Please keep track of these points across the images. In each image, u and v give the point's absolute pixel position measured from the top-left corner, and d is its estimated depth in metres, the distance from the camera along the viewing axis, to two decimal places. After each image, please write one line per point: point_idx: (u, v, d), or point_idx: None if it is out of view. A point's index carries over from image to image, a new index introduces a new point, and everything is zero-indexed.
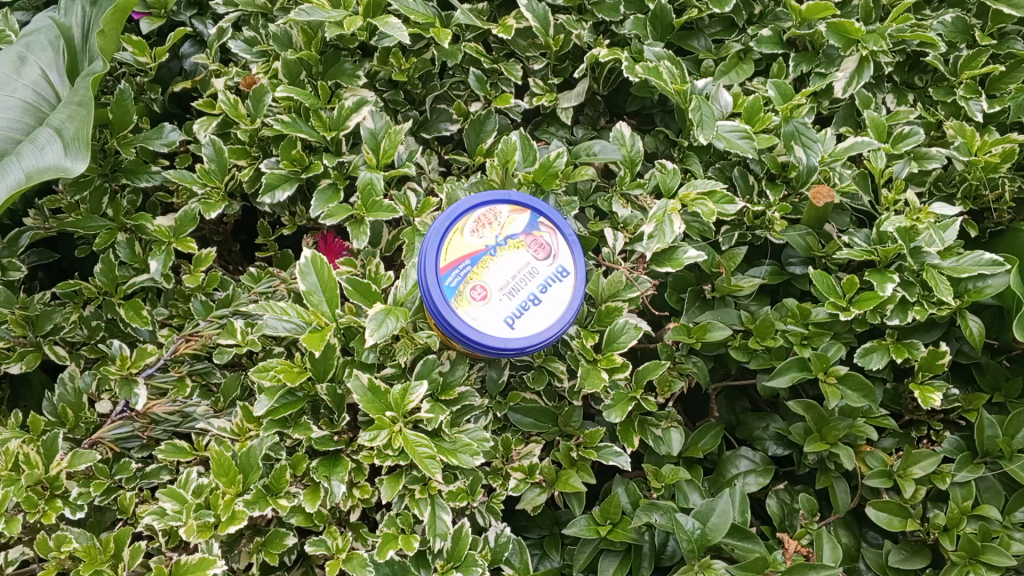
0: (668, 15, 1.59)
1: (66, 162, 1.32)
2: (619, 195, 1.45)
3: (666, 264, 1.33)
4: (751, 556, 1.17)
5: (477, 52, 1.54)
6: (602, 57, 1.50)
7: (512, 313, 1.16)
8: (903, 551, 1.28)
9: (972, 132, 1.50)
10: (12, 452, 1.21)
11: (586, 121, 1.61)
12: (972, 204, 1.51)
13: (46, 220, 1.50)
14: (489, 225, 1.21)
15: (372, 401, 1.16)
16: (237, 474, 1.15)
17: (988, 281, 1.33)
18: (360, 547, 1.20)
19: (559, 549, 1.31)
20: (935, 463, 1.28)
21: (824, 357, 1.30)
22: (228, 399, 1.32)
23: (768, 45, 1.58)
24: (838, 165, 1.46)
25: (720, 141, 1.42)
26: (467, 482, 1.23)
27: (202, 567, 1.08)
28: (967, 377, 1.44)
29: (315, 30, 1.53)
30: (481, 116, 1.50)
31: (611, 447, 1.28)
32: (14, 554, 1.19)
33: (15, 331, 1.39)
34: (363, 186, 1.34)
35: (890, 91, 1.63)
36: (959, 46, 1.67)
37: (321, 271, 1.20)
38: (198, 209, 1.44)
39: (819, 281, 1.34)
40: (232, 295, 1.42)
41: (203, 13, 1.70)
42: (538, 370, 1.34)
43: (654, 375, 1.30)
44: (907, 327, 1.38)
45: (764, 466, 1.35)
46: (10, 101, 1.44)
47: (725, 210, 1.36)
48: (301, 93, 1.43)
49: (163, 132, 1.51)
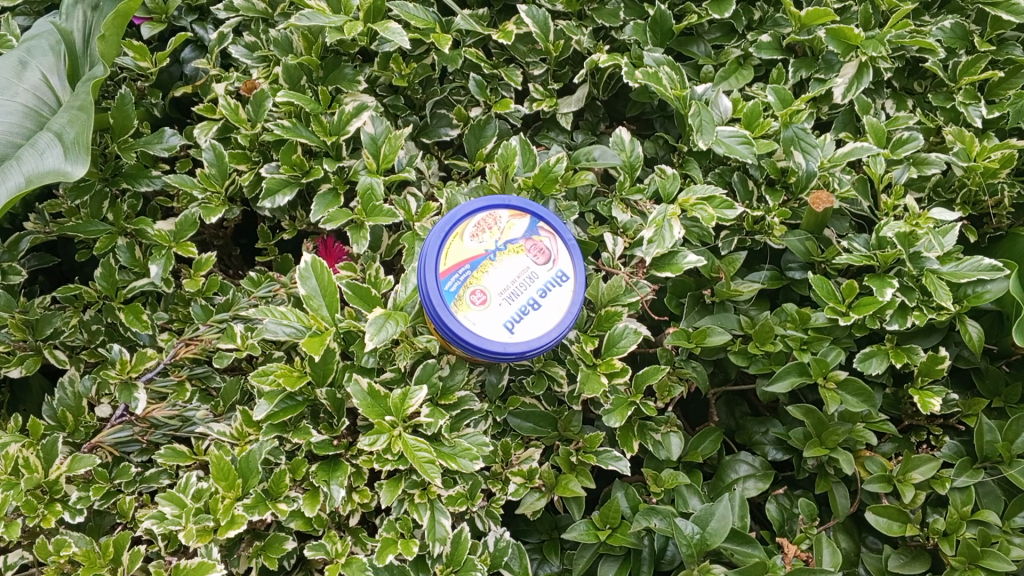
0: (668, 21, 1.59)
1: (67, 166, 1.32)
2: (619, 200, 1.46)
3: (666, 269, 1.34)
4: (751, 560, 1.17)
5: (477, 57, 1.55)
6: (602, 63, 1.50)
7: (512, 317, 1.17)
8: (902, 556, 1.28)
9: (971, 138, 1.51)
10: (12, 456, 1.21)
11: (586, 126, 1.62)
12: (971, 209, 1.51)
13: (47, 224, 1.50)
14: (489, 230, 1.21)
15: (372, 405, 1.16)
16: (236, 478, 1.15)
17: (988, 287, 1.34)
18: (359, 551, 1.20)
19: (558, 553, 1.31)
20: (935, 468, 1.28)
21: (824, 361, 1.31)
22: (228, 403, 1.32)
23: (767, 51, 1.59)
24: (838, 170, 1.46)
25: (720, 146, 1.42)
26: (467, 487, 1.23)
27: (202, 571, 1.08)
28: (966, 382, 1.44)
29: (315, 35, 1.53)
30: (482, 121, 1.51)
31: (611, 452, 1.29)
32: (14, 558, 1.19)
33: (14, 335, 1.38)
34: (364, 191, 1.35)
35: (889, 97, 1.63)
36: (958, 52, 1.67)
37: (321, 275, 1.20)
38: (199, 213, 1.44)
39: (819, 286, 1.34)
40: (233, 299, 1.42)
41: (204, 18, 1.71)
42: (538, 375, 1.34)
43: (654, 380, 1.30)
44: (907, 332, 1.38)
45: (764, 470, 1.34)
46: (10, 105, 1.44)
47: (725, 215, 1.35)
48: (301, 97, 1.43)
49: (164, 136, 1.51)
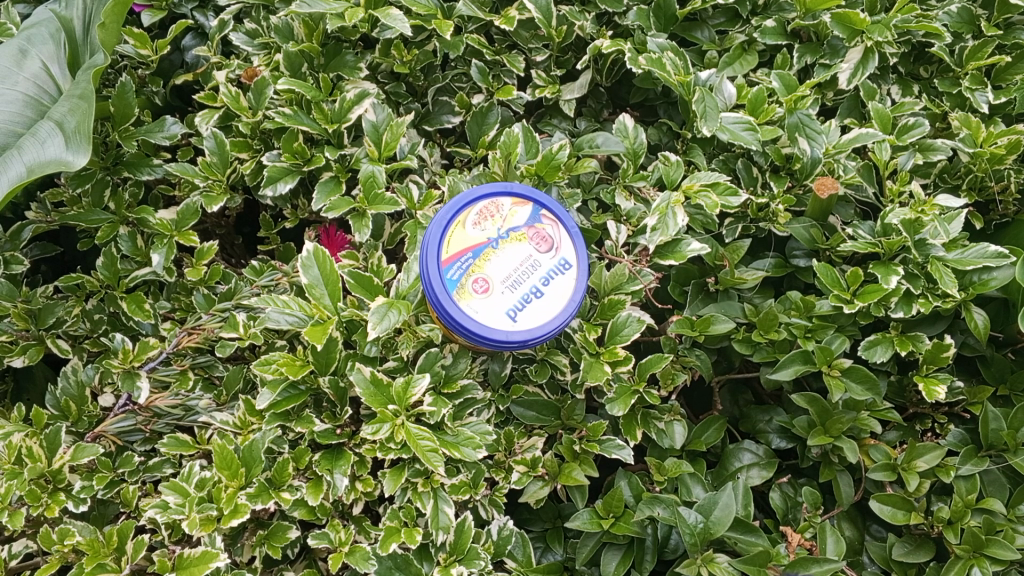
0: (671, 7, 1.58)
1: (67, 155, 1.31)
2: (622, 187, 1.45)
3: (669, 257, 1.33)
4: (755, 549, 1.16)
5: (479, 44, 1.54)
6: (605, 48, 1.49)
7: (515, 306, 1.16)
8: (906, 545, 1.27)
9: (977, 123, 1.50)
10: (15, 446, 1.20)
11: (589, 113, 1.61)
12: (977, 195, 1.50)
13: (48, 213, 1.50)
14: (491, 218, 1.21)
15: (374, 394, 1.15)
16: (240, 467, 1.15)
17: (993, 274, 1.33)
18: (362, 540, 1.20)
19: (561, 541, 1.31)
20: (939, 456, 1.28)
21: (828, 350, 1.30)
22: (231, 392, 1.32)
23: (772, 36, 1.57)
24: (843, 156, 1.45)
25: (723, 132, 1.41)
26: (470, 476, 1.23)
27: (205, 561, 1.08)
28: (971, 369, 1.44)
29: (315, 22, 1.52)
30: (483, 107, 1.50)
31: (614, 440, 1.28)
32: (18, 547, 1.19)
33: (17, 325, 1.38)
34: (365, 178, 1.34)
35: (895, 82, 1.62)
36: (964, 36, 1.66)
37: (323, 264, 1.19)
38: (200, 202, 1.44)
39: (823, 274, 1.34)
40: (235, 288, 1.41)
41: (205, 5, 1.69)
42: (540, 363, 1.34)
43: (657, 368, 1.29)
44: (912, 319, 1.38)
45: (768, 459, 1.34)
46: (10, 93, 1.44)
47: (728, 202, 1.35)
48: (302, 85, 1.42)
49: (164, 124, 1.50)
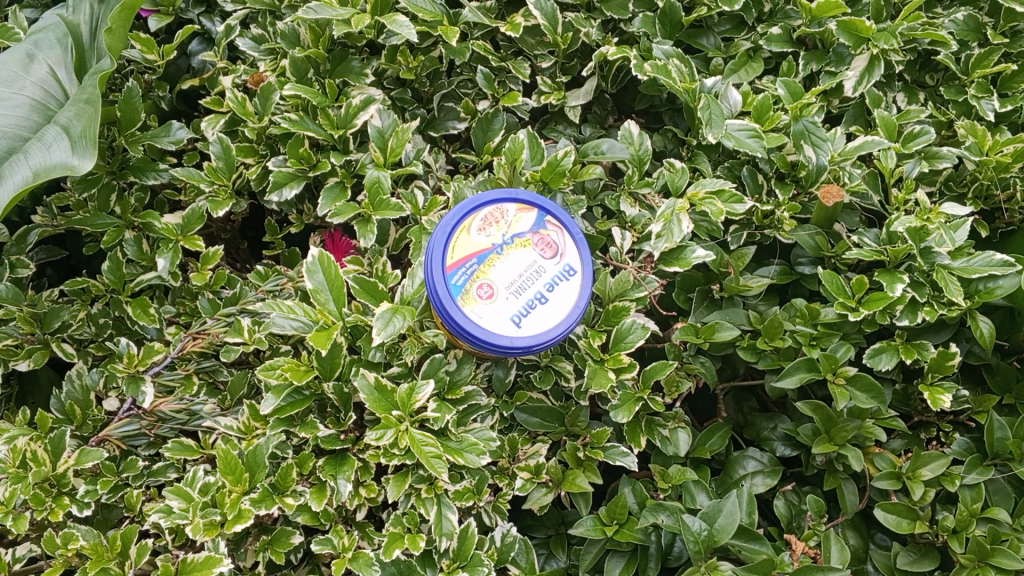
0: (677, 13, 1.58)
1: (73, 159, 1.32)
2: (627, 193, 1.45)
3: (674, 263, 1.33)
4: (758, 557, 1.16)
5: (485, 50, 1.55)
6: (611, 55, 1.50)
7: (518, 312, 1.16)
8: (911, 554, 1.27)
9: (983, 132, 1.49)
10: (20, 450, 1.21)
11: (594, 120, 1.62)
12: (983, 203, 1.50)
13: (54, 217, 1.51)
14: (495, 224, 1.21)
15: (378, 400, 1.15)
16: (243, 472, 1.14)
17: (999, 282, 1.32)
18: (365, 546, 1.20)
19: (564, 548, 1.32)
20: (944, 465, 1.28)
21: (833, 357, 1.29)
22: (235, 397, 1.32)
23: (777, 43, 1.58)
24: (848, 163, 1.45)
25: (729, 140, 1.41)
26: (473, 482, 1.23)
27: (208, 565, 1.08)
28: (977, 378, 1.43)
29: (321, 27, 1.53)
30: (489, 114, 1.50)
31: (618, 447, 1.27)
32: (21, 551, 1.20)
33: (24, 328, 1.39)
34: (370, 184, 1.33)
35: (901, 90, 1.62)
36: (970, 44, 1.66)
37: (327, 269, 1.19)
38: (205, 207, 1.44)
39: (828, 281, 1.34)
40: (239, 293, 1.40)
41: (211, 10, 1.70)
42: (545, 370, 1.34)
43: (661, 376, 1.28)
44: (918, 327, 1.37)
45: (773, 467, 1.33)
46: (17, 98, 1.44)
47: (733, 208, 1.34)
48: (308, 91, 1.43)
49: (171, 129, 1.51)
